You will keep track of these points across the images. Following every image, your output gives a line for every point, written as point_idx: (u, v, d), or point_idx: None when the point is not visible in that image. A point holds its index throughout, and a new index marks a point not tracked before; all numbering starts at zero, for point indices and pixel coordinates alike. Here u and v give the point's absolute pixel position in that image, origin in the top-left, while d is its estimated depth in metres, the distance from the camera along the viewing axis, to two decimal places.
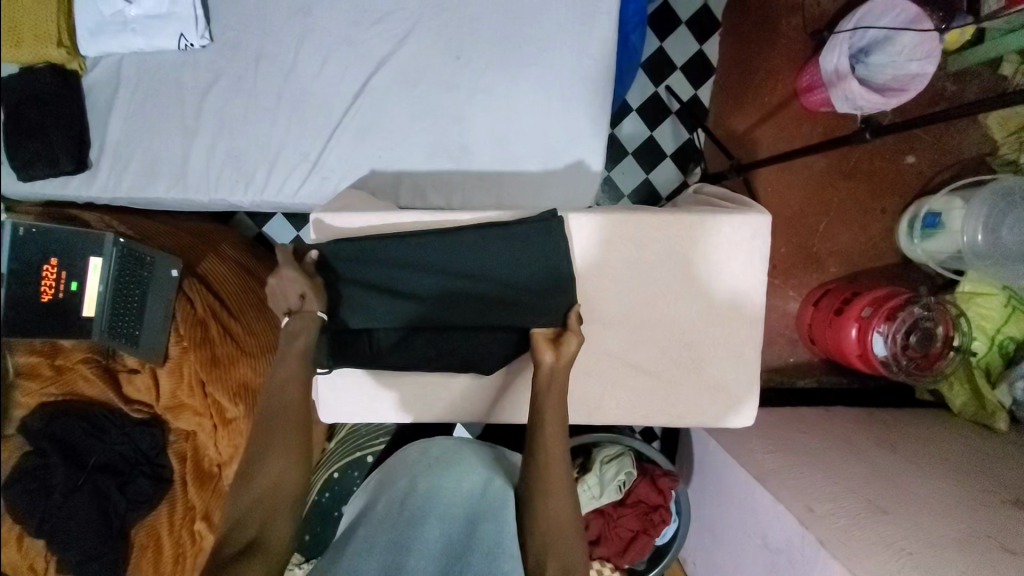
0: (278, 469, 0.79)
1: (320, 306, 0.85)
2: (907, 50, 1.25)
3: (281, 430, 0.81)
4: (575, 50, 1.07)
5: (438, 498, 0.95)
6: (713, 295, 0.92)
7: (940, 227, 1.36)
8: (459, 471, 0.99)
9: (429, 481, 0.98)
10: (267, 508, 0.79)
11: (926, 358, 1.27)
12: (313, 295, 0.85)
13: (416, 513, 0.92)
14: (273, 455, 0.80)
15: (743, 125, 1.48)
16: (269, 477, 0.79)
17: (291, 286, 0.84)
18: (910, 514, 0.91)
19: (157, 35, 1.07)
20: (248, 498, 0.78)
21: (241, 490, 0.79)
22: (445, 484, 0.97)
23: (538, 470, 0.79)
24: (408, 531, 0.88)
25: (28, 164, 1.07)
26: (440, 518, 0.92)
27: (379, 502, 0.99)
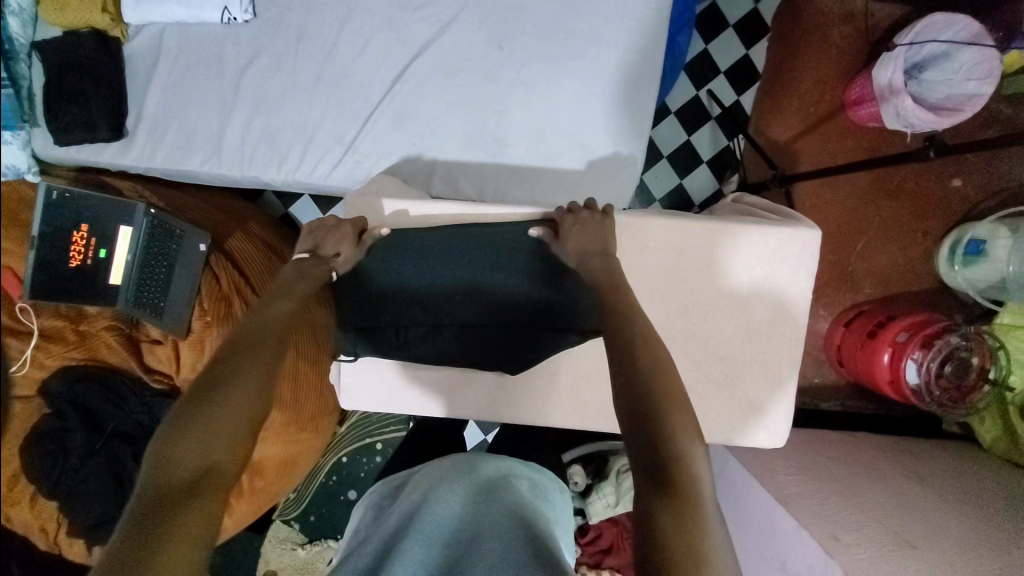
0: (250, 390, 0.67)
1: (342, 270, 0.86)
2: (965, 67, 1.20)
3: (255, 349, 0.71)
4: (622, 46, 1.04)
5: (446, 508, 0.87)
6: (754, 308, 0.89)
7: (982, 254, 1.31)
8: (467, 482, 0.92)
9: (441, 492, 0.90)
10: (219, 435, 0.64)
11: (959, 391, 1.23)
12: (344, 258, 0.86)
13: (424, 524, 0.84)
14: (243, 384, 0.67)
15: (784, 136, 1.44)
16: (236, 401, 0.66)
17: (337, 240, 0.85)
18: (940, 550, 0.88)
19: (201, 6, 1.06)
20: (207, 421, 0.64)
21: (192, 409, 0.64)
22: (453, 496, 0.90)
23: (650, 414, 0.64)
24: (416, 542, 0.80)
25: (66, 128, 1.08)
26: (449, 532, 0.84)
27: (391, 514, 0.91)
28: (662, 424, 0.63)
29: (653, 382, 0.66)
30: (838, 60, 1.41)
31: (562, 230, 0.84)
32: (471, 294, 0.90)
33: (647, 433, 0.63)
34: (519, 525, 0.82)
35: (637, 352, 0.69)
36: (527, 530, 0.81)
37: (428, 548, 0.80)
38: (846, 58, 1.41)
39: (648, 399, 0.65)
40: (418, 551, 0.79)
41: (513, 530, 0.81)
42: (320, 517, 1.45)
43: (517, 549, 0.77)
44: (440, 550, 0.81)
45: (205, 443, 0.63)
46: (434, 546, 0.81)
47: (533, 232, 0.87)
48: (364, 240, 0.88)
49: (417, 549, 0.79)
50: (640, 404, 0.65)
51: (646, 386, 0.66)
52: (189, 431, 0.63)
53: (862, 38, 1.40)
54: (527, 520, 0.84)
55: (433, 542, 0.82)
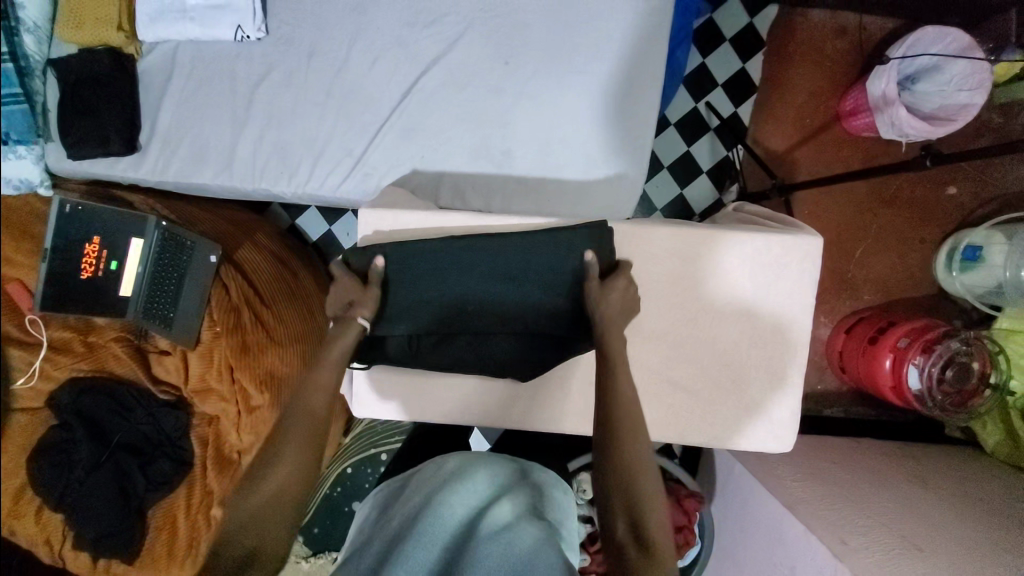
0: (291, 480, 0.77)
1: (364, 316, 0.85)
2: (956, 79, 1.23)
3: (298, 439, 0.78)
4: (625, 60, 1.07)
5: (448, 510, 0.88)
6: (759, 314, 0.90)
7: (979, 260, 1.33)
8: (469, 483, 0.93)
9: (443, 495, 0.91)
10: (266, 522, 0.75)
11: (960, 396, 1.24)
12: (364, 303, 0.85)
13: (425, 526, 0.85)
14: (284, 473, 0.77)
15: (782, 146, 1.47)
16: (279, 487, 0.76)
17: (344, 291, 0.85)
18: (947, 553, 0.89)
19: (215, 25, 1.09)
20: (257, 508, 0.75)
21: (251, 485, 0.77)
22: (454, 498, 0.90)
23: (634, 501, 0.73)
24: (416, 545, 0.82)
25: (79, 142, 1.09)
26: (450, 535, 0.85)
27: (393, 515, 0.92)
28: (643, 514, 0.72)
29: (634, 475, 0.74)
30: (830, 74, 1.45)
31: (615, 288, 0.85)
32: (481, 306, 0.90)
33: (631, 523, 0.72)
34: (519, 527, 0.83)
35: (624, 445, 0.75)
36: (527, 533, 0.81)
37: (427, 550, 0.82)
38: (840, 71, 1.45)
39: (626, 474, 0.74)
40: (418, 555, 0.81)
41: (513, 533, 0.81)
42: (324, 529, 1.44)
43: (517, 555, 0.78)
44: (440, 554, 0.82)
45: (255, 529, 0.75)
46: (433, 549, 0.82)
47: (587, 256, 0.87)
48: (370, 280, 0.87)
49: (416, 552, 0.81)
50: (620, 481, 0.74)
51: (631, 476, 0.74)
52: (245, 513, 0.75)
53: (853, 52, 1.45)
54: (528, 521, 0.84)
55: (433, 545, 0.83)
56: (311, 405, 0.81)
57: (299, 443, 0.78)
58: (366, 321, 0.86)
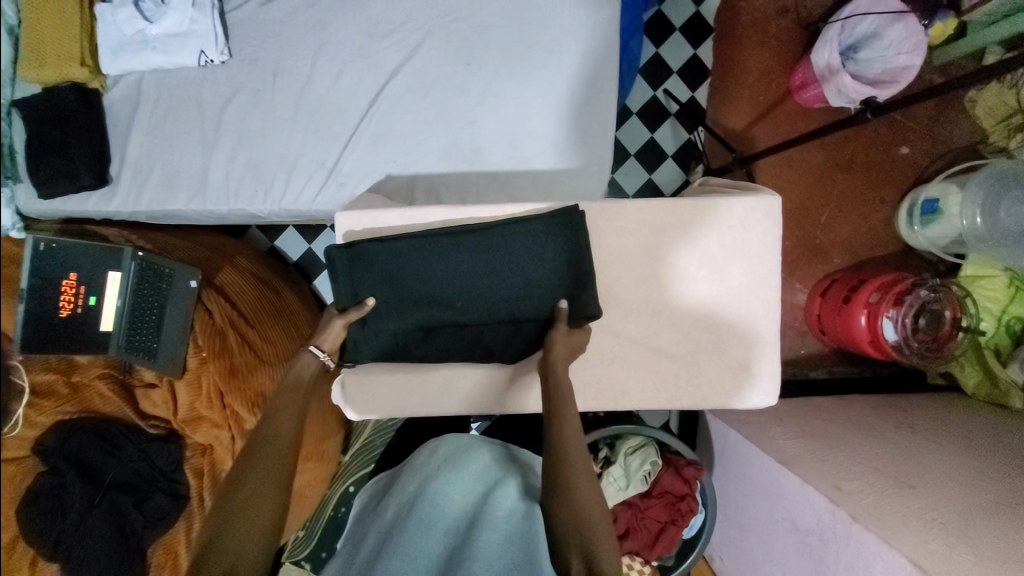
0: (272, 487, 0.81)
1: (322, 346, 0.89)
2: (894, 43, 1.31)
3: (275, 448, 0.83)
4: (582, 50, 1.12)
5: (445, 500, 0.91)
6: (733, 276, 0.94)
7: (938, 213, 1.39)
8: (464, 472, 0.95)
9: (439, 482, 0.93)
10: (250, 528, 0.78)
11: (937, 341, 1.30)
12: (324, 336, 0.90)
13: (422, 516, 0.88)
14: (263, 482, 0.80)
15: (739, 124, 1.54)
16: (260, 496, 0.79)
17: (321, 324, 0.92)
18: (938, 487, 0.92)
19: (179, 52, 1.11)
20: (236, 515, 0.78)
21: (223, 516, 0.78)
22: (451, 485, 0.93)
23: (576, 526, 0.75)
24: (416, 533, 0.86)
25: (48, 180, 1.09)
26: (449, 521, 0.90)
27: (389, 503, 0.95)
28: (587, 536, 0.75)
29: (578, 499, 0.76)
30: (777, 52, 1.53)
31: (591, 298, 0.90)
32: (465, 297, 0.91)
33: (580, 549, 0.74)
34: (520, 519, 0.88)
35: (573, 476, 0.77)
36: (528, 524, 0.87)
37: (427, 537, 0.86)
38: (785, 48, 1.53)
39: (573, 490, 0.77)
40: (419, 542, 0.84)
41: (514, 527, 0.87)
42: None
43: (520, 548, 0.83)
44: (440, 541, 0.87)
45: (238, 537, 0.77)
46: (434, 536, 0.87)
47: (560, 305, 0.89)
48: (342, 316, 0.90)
49: (417, 540, 0.85)
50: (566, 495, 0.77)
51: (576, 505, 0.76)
52: (224, 522, 0.78)
53: (795, 30, 1.53)
54: (527, 513, 0.89)
55: (433, 534, 0.87)
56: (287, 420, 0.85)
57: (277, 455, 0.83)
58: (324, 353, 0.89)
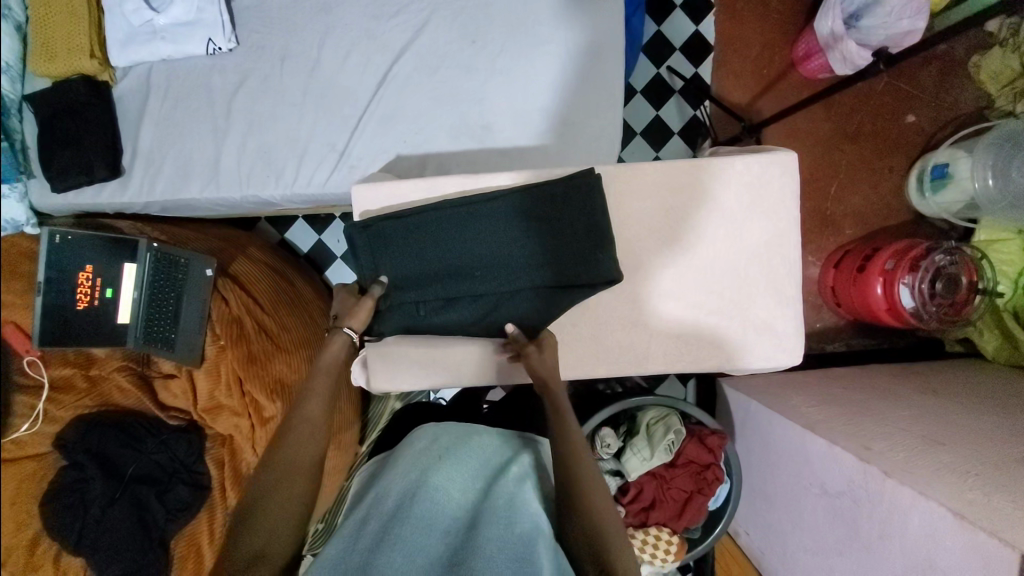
0: (302, 481, 0.82)
1: (351, 325, 0.89)
2: (895, 9, 1.29)
3: (305, 440, 0.83)
4: (587, 23, 1.12)
5: (446, 492, 0.88)
6: (752, 236, 0.94)
7: (948, 177, 1.39)
8: (465, 463, 0.93)
9: (439, 475, 0.89)
10: (280, 519, 0.80)
11: (954, 306, 1.29)
12: (352, 315, 0.89)
13: (422, 510, 0.84)
14: (294, 474, 0.82)
15: (745, 98, 1.54)
16: (289, 489, 0.82)
17: (343, 303, 0.92)
18: (967, 442, 0.91)
19: (186, 41, 1.11)
20: (267, 507, 0.80)
21: (254, 505, 0.80)
22: (450, 479, 0.90)
23: (586, 520, 0.82)
24: (415, 528, 0.81)
25: (62, 173, 1.10)
26: (450, 518, 0.85)
27: (387, 490, 0.88)
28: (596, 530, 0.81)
29: (589, 499, 0.83)
30: (780, 25, 1.53)
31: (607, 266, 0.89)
32: (483, 267, 0.91)
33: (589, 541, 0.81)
34: (519, 509, 0.85)
35: (582, 479, 0.83)
36: (528, 516, 0.84)
37: (427, 535, 0.81)
38: (787, 20, 1.53)
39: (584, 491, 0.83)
40: (419, 538, 0.80)
41: (515, 517, 0.83)
42: None
43: (520, 541, 0.80)
44: (441, 538, 0.82)
45: (267, 527, 0.79)
46: (434, 531, 0.82)
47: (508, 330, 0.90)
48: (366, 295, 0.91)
49: (415, 535, 0.80)
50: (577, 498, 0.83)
51: (586, 497, 0.83)
52: (253, 511, 0.80)
53: (797, 2, 1.53)
54: (526, 502, 0.86)
55: (433, 527, 0.83)
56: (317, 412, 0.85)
57: (310, 449, 0.83)
58: (355, 332, 0.89)
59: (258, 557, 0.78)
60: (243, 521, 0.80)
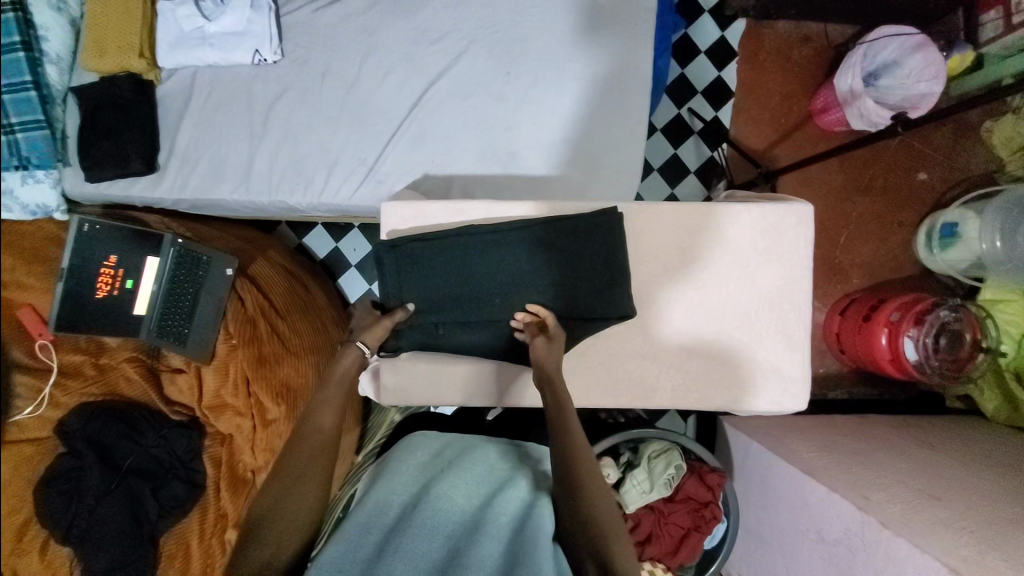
0: (318, 486, 0.83)
1: (368, 341, 0.90)
2: (913, 72, 1.37)
3: (322, 448, 0.84)
4: (618, 63, 1.16)
5: (450, 502, 0.88)
6: (764, 280, 0.96)
7: (956, 236, 1.42)
8: (468, 476, 0.94)
9: (442, 484, 0.91)
10: (294, 523, 0.80)
11: (955, 363, 1.32)
12: (371, 333, 0.90)
13: (425, 518, 0.84)
14: (311, 479, 0.83)
15: (761, 144, 1.58)
16: (306, 492, 0.82)
17: (362, 318, 0.93)
18: (966, 500, 0.92)
19: (233, 50, 1.16)
20: (282, 508, 0.80)
21: (268, 508, 0.80)
22: (454, 488, 0.91)
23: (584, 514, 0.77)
24: (418, 534, 0.81)
25: (99, 165, 1.14)
26: (453, 525, 0.85)
27: (390, 501, 0.89)
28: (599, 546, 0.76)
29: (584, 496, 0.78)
30: (799, 78, 1.59)
31: (622, 298, 0.92)
32: (502, 292, 0.93)
33: (595, 553, 0.75)
34: (525, 527, 0.84)
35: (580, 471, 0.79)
36: (532, 531, 0.83)
37: (429, 540, 0.81)
38: (806, 74, 1.59)
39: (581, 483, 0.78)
40: (422, 544, 0.80)
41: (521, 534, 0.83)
42: None
43: (526, 553, 0.79)
44: (443, 544, 0.81)
45: (281, 530, 0.79)
46: (438, 540, 0.82)
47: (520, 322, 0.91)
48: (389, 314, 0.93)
49: (418, 542, 0.80)
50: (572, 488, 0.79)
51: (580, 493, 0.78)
52: (268, 513, 0.80)
53: (818, 57, 1.59)
54: (533, 519, 0.86)
55: (436, 536, 0.82)
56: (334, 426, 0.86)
57: (326, 459, 0.84)
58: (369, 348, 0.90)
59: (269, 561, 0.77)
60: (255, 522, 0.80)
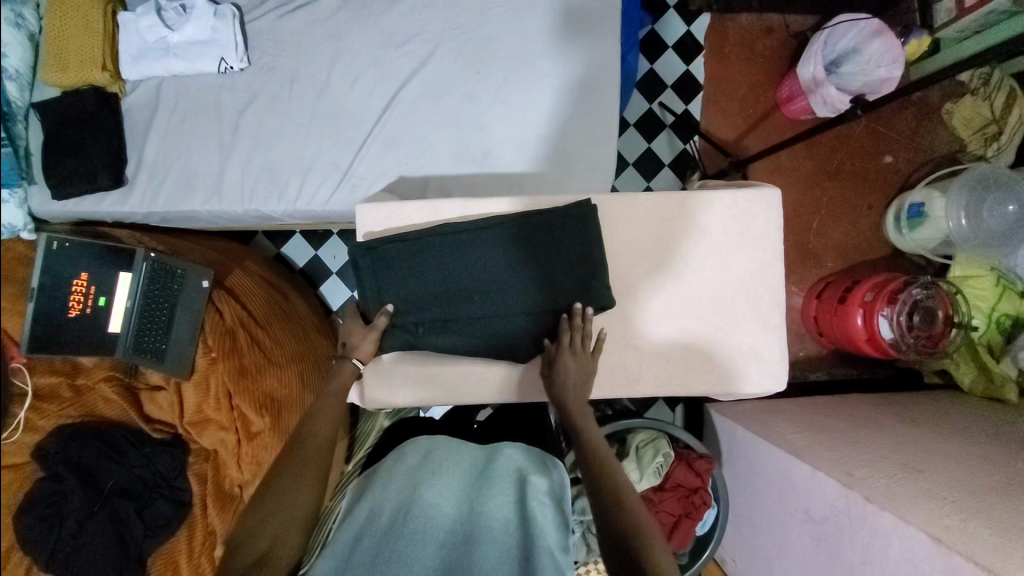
0: (308, 492, 0.81)
1: (355, 356, 0.92)
2: (874, 57, 1.40)
3: (310, 454, 0.84)
4: (585, 57, 1.18)
5: (439, 509, 0.86)
6: (737, 266, 0.98)
7: (924, 215, 1.44)
8: (456, 480, 0.91)
9: (431, 491, 0.88)
10: (286, 529, 0.78)
11: (931, 338, 1.34)
12: (359, 347, 0.92)
13: (416, 529, 0.83)
14: (301, 485, 0.81)
15: (732, 134, 1.61)
16: (296, 496, 0.80)
17: (350, 330, 0.94)
18: (945, 470, 0.94)
19: (199, 59, 1.15)
20: (272, 513, 0.78)
21: (256, 516, 0.78)
22: (443, 494, 0.88)
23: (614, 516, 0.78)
24: (410, 544, 0.81)
25: (67, 182, 1.12)
26: (445, 531, 0.84)
27: (380, 509, 0.87)
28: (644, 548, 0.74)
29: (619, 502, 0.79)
30: (765, 67, 1.62)
31: (599, 289, 0.93)
32: (480, 290, 0.93)
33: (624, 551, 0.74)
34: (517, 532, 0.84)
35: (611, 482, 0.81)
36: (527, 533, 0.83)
37: (422, 550, 0.80)
38: (772, 64, 1.62)
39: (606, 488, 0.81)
40: (415, 554, 0.80)
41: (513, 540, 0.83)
42: None
43: (520, 559, 0.80)
44: (436, 551, 0.81)
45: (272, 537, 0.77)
46: (431, 547, 0.81)
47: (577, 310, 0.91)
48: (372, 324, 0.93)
49: (411, 553, 0.80)
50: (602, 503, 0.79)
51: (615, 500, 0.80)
52: (257, 520, 0.78)
53: (782, 46, 1.62)
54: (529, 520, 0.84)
55: (429, 544, 0.82)
56: (325, 432, 0.87)
57: (316, 464, 0.83)
58: (359, 362, 0.93)
59: (261, 564, 0.75)
60: (244, 529, 0.78)
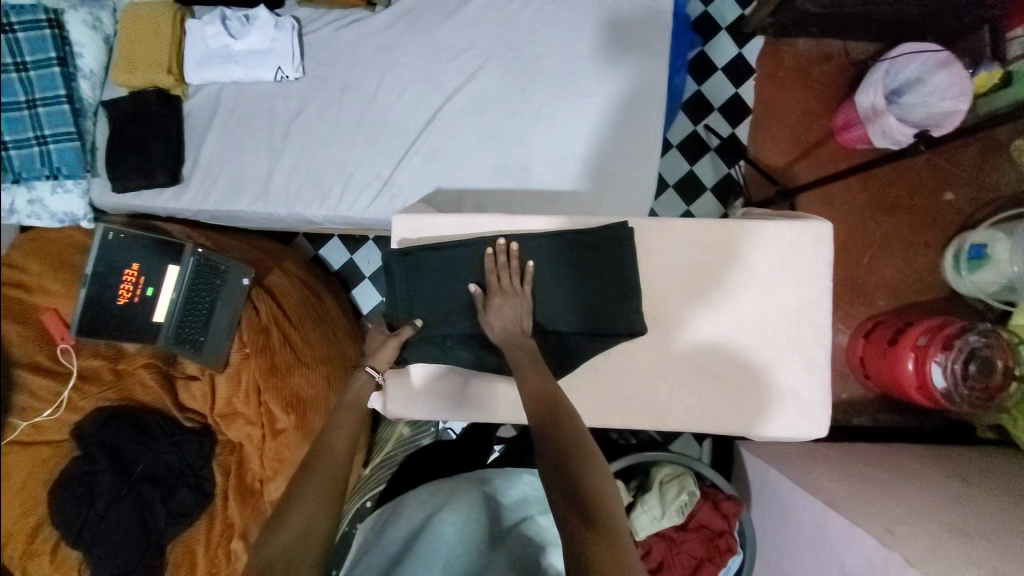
0: (325, 513, 0.79)
1: (372, 366, 0.92)
2: (939, 89, 1.33)
3: (328, 472, 0.82)
4: (632, 78, 1.16)
5: (446, 536, 0.93)
6: (783, 301, 0.93)
7: (985, 258, 1.36)
8: (464, 514, 0.98)
9: (439, 520, 0.96)
10: (303, 551, 0.76)
11: (987, 390, 1.25)
12: (379, 355, 0.92)
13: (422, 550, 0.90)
14: (318, 505, 0.79)
15: (780, 161, 1.56)
16: (314, 517, 0.78)
17: (372, 339, 0.95)
18: (1001, 539, 0.86)
19: (258, 67, 1.19)
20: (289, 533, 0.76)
21: (274, 535, 0.76)
22: (451, 524, 0.95)
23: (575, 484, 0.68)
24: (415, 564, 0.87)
25: (127, 176, 1.18)
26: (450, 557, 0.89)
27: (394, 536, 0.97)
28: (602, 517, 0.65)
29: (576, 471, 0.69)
30: (819, 95, 1.57)
31: (634, 316, 0.90)
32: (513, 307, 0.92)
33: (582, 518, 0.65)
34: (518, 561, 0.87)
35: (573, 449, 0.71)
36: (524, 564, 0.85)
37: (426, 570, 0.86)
38: (827, 91, 1.57)
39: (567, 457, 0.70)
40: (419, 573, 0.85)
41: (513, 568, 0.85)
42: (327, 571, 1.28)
43: None
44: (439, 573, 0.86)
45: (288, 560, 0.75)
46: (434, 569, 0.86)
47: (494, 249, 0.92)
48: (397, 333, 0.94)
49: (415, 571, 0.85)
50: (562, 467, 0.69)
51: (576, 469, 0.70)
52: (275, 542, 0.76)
53: (839, 74, 1.57)
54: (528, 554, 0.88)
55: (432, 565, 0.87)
56: (341, 453, 0.85)
57: (332, 484, 0.81)
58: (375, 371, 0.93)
59: None
60: (262, 547, 0.76)
